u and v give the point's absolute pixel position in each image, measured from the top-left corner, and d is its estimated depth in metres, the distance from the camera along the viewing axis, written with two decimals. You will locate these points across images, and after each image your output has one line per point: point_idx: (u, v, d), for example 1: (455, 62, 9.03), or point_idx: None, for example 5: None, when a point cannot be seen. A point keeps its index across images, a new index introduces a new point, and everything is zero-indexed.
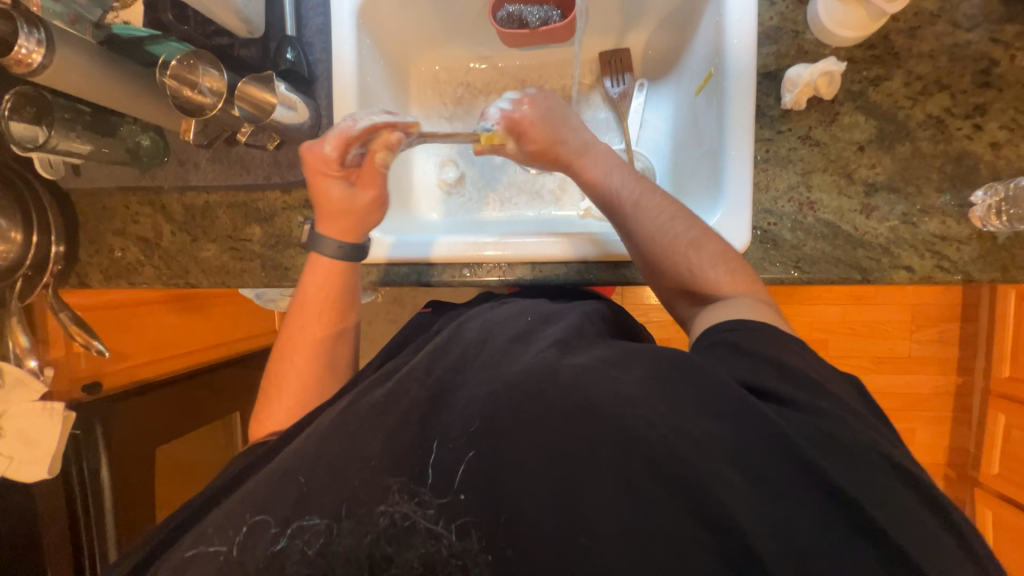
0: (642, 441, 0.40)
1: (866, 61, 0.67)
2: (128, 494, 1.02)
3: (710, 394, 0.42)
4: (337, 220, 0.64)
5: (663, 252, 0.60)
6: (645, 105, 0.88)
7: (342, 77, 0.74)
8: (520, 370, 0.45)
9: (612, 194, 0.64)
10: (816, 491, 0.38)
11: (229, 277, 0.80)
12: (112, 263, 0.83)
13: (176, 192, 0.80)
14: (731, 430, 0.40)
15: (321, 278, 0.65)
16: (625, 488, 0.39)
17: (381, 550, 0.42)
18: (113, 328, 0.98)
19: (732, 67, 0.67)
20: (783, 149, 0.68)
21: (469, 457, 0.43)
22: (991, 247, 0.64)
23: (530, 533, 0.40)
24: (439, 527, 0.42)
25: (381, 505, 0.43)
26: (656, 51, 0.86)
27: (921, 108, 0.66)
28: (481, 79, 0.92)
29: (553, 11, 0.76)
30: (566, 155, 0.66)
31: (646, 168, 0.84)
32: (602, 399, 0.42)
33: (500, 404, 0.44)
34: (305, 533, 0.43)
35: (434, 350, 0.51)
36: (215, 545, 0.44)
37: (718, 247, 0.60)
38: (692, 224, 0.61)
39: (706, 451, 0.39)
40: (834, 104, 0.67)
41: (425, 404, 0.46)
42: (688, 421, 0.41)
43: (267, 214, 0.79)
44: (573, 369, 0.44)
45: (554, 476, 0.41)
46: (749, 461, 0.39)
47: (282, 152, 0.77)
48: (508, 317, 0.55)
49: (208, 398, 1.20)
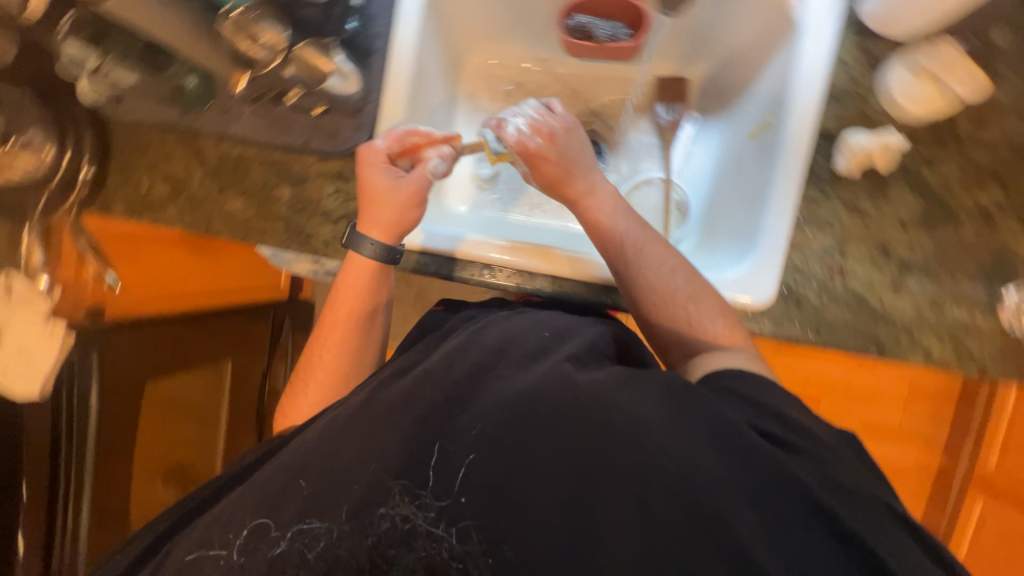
0: (655, 467, 0.41)
1: (927, 139, 0.66)
2: (114, 426, 1.00)
3: (730, 434, 0.43)
4: (377, 210, 0.66)
5: (662, 304, 0.62)
6: (693, 139, 0.88)
7: (400, 57, 0.73)
8: (534, 383, 0.46)
9: (615, 240, 0.65)
10: (823, 534, 0.40)
11: (250, 233, 0.79)
12: (137, 197, 0.82)
13: (213, 139, 0.80)
14: (745, 471, 0.42)
15: (354, 278, 0.68)
16: (639, 508, 0.40)
17: (381, 552, 0.43)
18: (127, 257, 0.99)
19: (791, 120, 0.66)
20: (825, 211, 0.67)
21: (471, 460, 0.43)
22: (1014, 346, 0.63)
23: (534, 541, 0.40)
24: (440, 530, 0.42)
25: (381, 508, 0.43)
26: (714, 86, 0.85)
27: (971, 197, 0.65)
28: (534, 81, 0.91)
29: (623, 29, 0.74)
30: (577, 190, 0.67)
31: (681, 201, 0.85)
32: (620, 419, 0.43)
33: (512, 413, 0.44)
34: (303, 538, 0.43)
35: (451, 352, 0.51)
36: (216, 550, 0.45)
37: (716, 302, 0.62)
38: (692, 276, 0.63)
39: (716, 482, 0.41)
40: (887, 177, 0.66)
41: (439, 410, 0.46)
42: (696, 452, 0.42)
43: (299, 177, 0.78)
44: (591, 385, 0.45)
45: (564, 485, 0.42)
46: (765, 502, 0.41)
47: (326, 119, 0.76)
48: (525, 329, 0.55)
49: (196, 337, 1.16)
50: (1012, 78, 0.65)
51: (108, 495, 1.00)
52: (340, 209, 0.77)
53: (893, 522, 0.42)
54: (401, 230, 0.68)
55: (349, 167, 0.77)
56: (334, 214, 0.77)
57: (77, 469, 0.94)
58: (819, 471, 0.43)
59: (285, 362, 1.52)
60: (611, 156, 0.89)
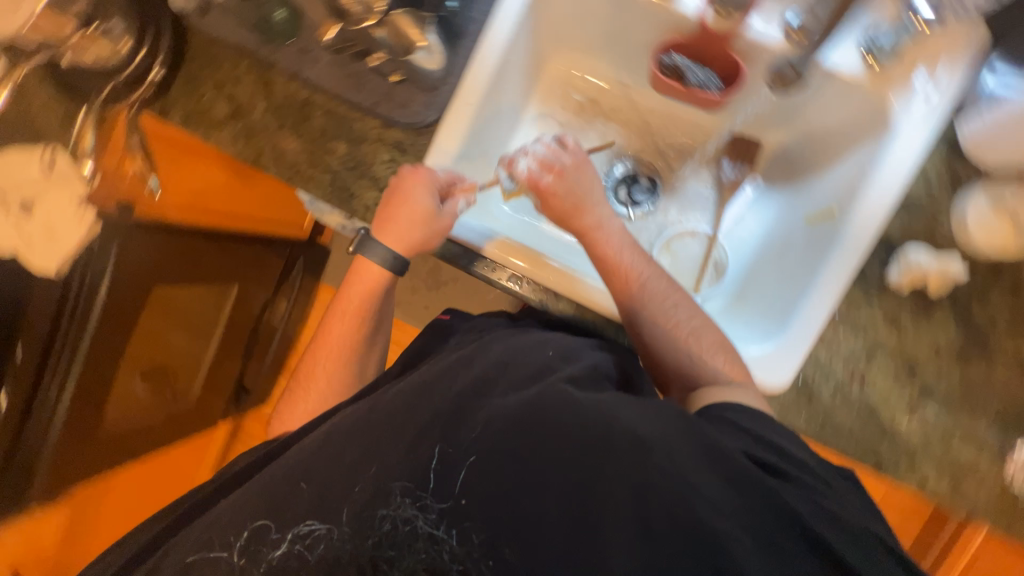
0: (654, 487, 0.45)
1: (985, 274, 0.64)
2: (108, 326, 0.94)
3: (724, 461, 0.46)
4: (402, 234, 0.70)
5: (666, 337, 0.64)
6: (750, 203, 0.85)
7: (489, 48, 0.72)
8: (536, 398, 0.50)
9: (621, 273, 0.67)
10: (816, 560, 0.44)
11: (295, 176, 0.79)
12: (196, 111, 0.82)
13: (285, 76, 0.80)
14: (738, 498, 0.45)
15: (366, 283, 0.75)
16: (641, 527, 0.44)
17: (382, 553, 0.50)
18: (171, 161, 1.01)
19: (858, 218, 0.65)
20: (864, 316, 0.66)
21: (472, 463, 0.49)
22: (1009, 498, 0.63)
23: (540, 539, 0.46)
24: (440, 531, 0.48)
25: (383, 509, 0.50)
26: (787, 158, 0.82)
27: (1012, 343, 0.64)
28: (609, 103, 0.89)
29: (714, 78, 0.72)
30: (592, 219, 0.69)
31: (718, 261, 0.82)
32: (620, 437, 0.46)
33: (517, 422, 0.49)
34: (302, 540, 0.52)
35: (450, 365, 0.57)
36: (217, 552, 0.54)
37: (718, 337, 0.65)
38: (695, 311, 0.66)
39: (716, 508, 0.44)
40: (934, 299, 0.65)
41: (440, 422, 0.52)
42: (699, 478, 0.45)
43: (358, 136, 0.78)
44: (592, 401, 0.49)
45: (568, 497, 0.46)
46: (760, 529, 0.44)
47: (400, 89, 0.75)
48: (529, 347, 0.58)
49: (211, 255, 1.16)
50: None
51: (94, 379, 0.96)
52: (389, 178, 0.77)
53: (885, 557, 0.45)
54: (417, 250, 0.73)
55: (408, 140, 0.77)
56: (382, 182, 0.77)
57: (68, 355, 0.89)
58: (815, 504, 0.46)
59: (286, 299, 1.58)
60: (663, 198, 0.88)
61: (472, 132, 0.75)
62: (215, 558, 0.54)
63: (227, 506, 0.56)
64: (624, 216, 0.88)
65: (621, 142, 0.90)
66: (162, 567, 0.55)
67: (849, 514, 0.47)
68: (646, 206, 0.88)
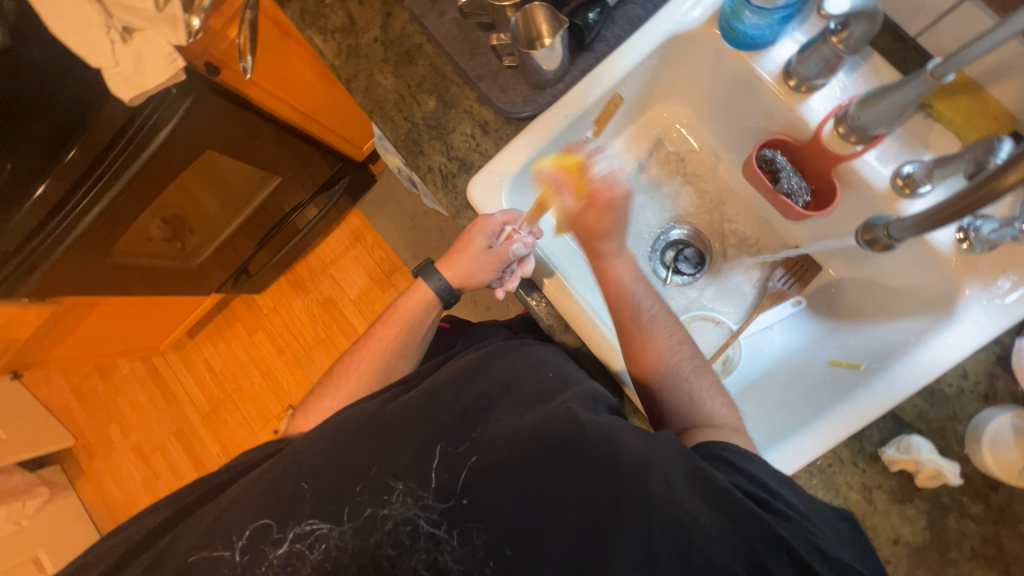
0: (654, 510, 0.48)
1: (975, 491, 0.62)
2: (170, 154, 0.96)
3: (717, 491, 0.48)
4: (456, 265, 0.75)
5: (668, 376, 0.65)
6: (785, 317, 0.83)
7: (607, 73, 0.72)
8: (540, 421, 0.54)
9: (632, 303, 0.70)
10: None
11: (378, 114, 0.79)
12: (314, 12, 0.82)
13: (408, 16, 0.80)
14: (729, 522, 0.47)
15: (410, 301, 0.78)
16: (644, 551, 0.47)
17: (382, 552, 0.50)
18: (273, 40, 1.02)
19: (880, 383, 0.63)
20: (841, 477, 0.65)
21: (473, 462, 0.53)
22: None
23: (541, 551, 0.49)
24: (440, 532, 0.50)
25: (384, 509, 0.52)
26: (840, 293, 0.80)
27: (971, 568, 0.62)
28: (693, 167, 0.88)
29: (806, 193, 0.72)
30: (604, 247, 0.71)
31: (729, 359, 0.81)
32: (627, 462, 0.50)
33: (526, 437, 0.53)
34: (304, 540, 0.52)
35: (462, 373, 0.62)
36: (219, 552, 0.53)
37: (713, 381, 0.67)
38: (695, 354, 0.68)
39: (711, 537, 0.47)
40: (915, 491, 0.64)
41: (446, 435, 0.55)
42: (702, 510, 0.48)
43: (450, 99, 0.78)
44: (596, 426, 0.53)
45: (575, 506, 0.50)
46: (752, 553, 0.47)
47: (506, 73, 0.75)
48: (528, 369, 0.63)
49: (268, 143, 1.20)
50: None
51: (124, 205, 0.97)
52: (461, 151, 0.77)
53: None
54: (467, 281, 0.76)
55: (494, 124, 0.77)
56: (453, 152, 0.77)
57: (120, 164, 0.91)
58: (811, 542, 0.48)
59: (318, 209, 1.57)
60: (704, 277, 0.87)
61: (553, 144, 0.74)
62: (218, 558, 0.53)
63: (228, 506, 0.55)
64: (661, 277, 0.87)
65: (688, 210, 0.89)
66: (159, 563, 0.54)
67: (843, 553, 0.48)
68: (687, 277, 0.87)
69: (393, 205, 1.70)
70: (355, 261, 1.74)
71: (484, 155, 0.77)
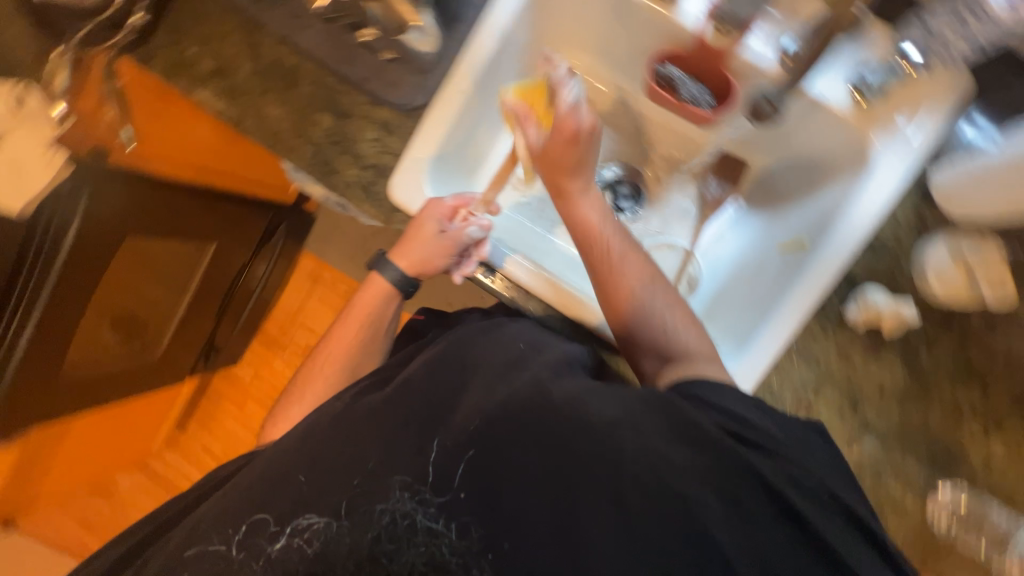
0: (625, 460, 0.51)
1: (936, 321, 0.66)
2: (87, 257, 0.90)
3: (690, 430, 0.51)
4: (410, 252, 0.74)
5: (643, 316, 0.65)
6: (729, 222, 0.86)
7: (485, 39, 0.71)
8: (513, 393, 0.56)
9: (600, 244, 0.68)
10: (781, 518, 0.49)
11: (277, 147, 0.77)
12: (179, 64, 0.78)
13: (274, 39, 0.77)
14: (699, 456, 0.50)
15: (370, 296, 0.77)
16: (618, 497, 0.50)
17: (382, 546, 0.53)
18: (156, 108, 0.97)
19: (825, 252, 0.66)
20: (817, 349, 0.68)
21: (468, 454, 0.54)
22: (926, 538, 0.65)
23: (528, 519, 0.51)
24: (439, 525, 0.52)
25: (381, 504, 0.54)
26: (772, 182, 0.83)
27: (951, 390, 0.66)
28: (603, 105, 0.88)
29: (706, 94, 0.72)
30: (570, 186, 0.69)
31: (692, 277, 0.83)
32: (595, 420, 0.53)
33: (506, 412, 0.55)
34: (303, 535, 0.55)
35: (434, 362, 0.61)
36: (215, 547, 0.57)
37: (689, 315, 0.67)
38: (666, 290, 0.67)
39: (683, 473, 0.50)
40: (885, 339, 0.67)
41: (421, 419, 0.57)
42: (671, 449, 0.51)
43: (345, 111, 0.76)
44: (563, 393, 0.55)
45: (544, 470, 0.52)
46: (724, 486, 0.49)
47: (390, 67, 0.74)
48: (496, 346, 0.61)
49: (200, 211, 1.11)
50: None
51: (60, 317, 0.92)
52: (372, 158, 0.75)
53: (838, 514, 0.49)
54: (422, 267, 0.76)
55: (395, 121, 0.75)
56: (364, 161, 0.76)
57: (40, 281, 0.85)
58: (783, 470, 0.50)
59: (266, 261, 1.53)
60: (646, 207, 0.88)
61: (458, 123, 0.74)
62: (214, 551, 0.57)
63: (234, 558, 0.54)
64: None
65: (610, 148, 0.90)
66: None
67: (816, 478, 0.50)
68: (630, 213, 0.88)
69: (340, 237, 1.65)
70: (321, 302, 1.69)
71: (395, 155, 0.75)
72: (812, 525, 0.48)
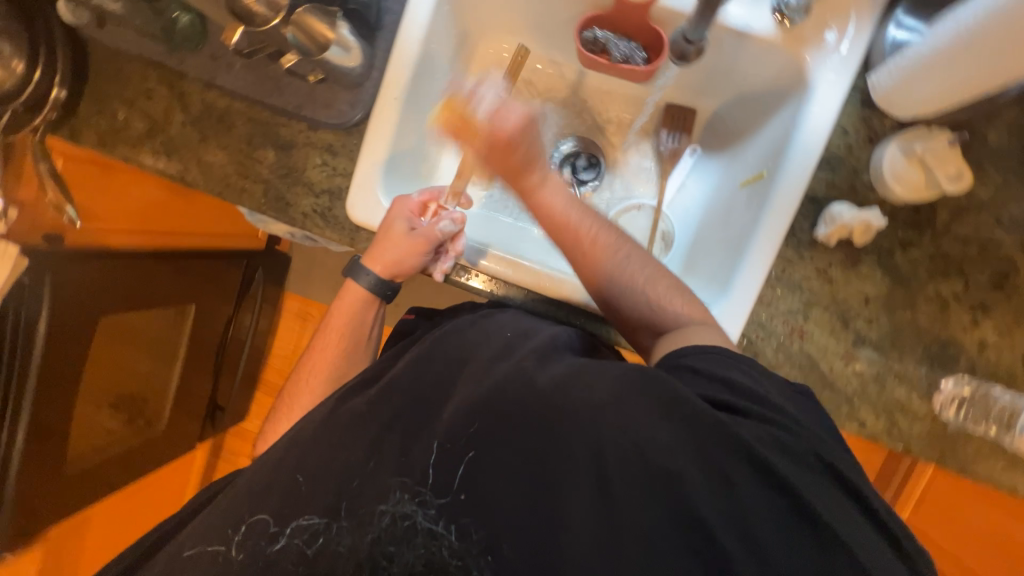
0: (608, 442, 0.47)
1: (905, 222, 0.67)
2: (64, 344, 0.88)
3: (678, 403, 0.48)
4: (383, 252, 0.70)
5: (623, 294, 0.64)
6: (690, 170, 0.86)
7: (407, 42, 0.70)
8: (501, 382, 0.52)
9: (568, 234, 0.64)
10: (768, 490, 0.45)
11: (227, 191, 0.76)
12: (110, 131, 0.77)
13: (199, 85, 0.76)
14: (685, 431, 0.47)
15: (347, 305, 0.73)
16: (598, 484, 0.46)
17: (382, 548, 0.49)
18: (91, 182, 0.96)
19: (783, 177, 0.66)
20: (798, 274, 0.68)
21: (469, 457, 0.50)
22: (939, 431, 0.66)
23: (515, 524, 0.47)
24: (439, 526, 0.48)
25: (382, 504, 0.50)
26: (722, 122, 0.83)
27: (933, 286, 0.66)
28: (543, 82, 0.88)
29: (639, 51, 0.73)
30: (529, 182, 0.63)
31: (666, 232, 0.83)
32: (575, 405, 0.49)
33: (496, 399, 0.51)
34: (303, 534, 0.51)
35: (418, 362, 0.58)
36: (217, 547, 0.54)
37: (673, 281, 0.65)
38: (646, 261, 0.65)
39: (666, 451, 0.46)
40: (860, 251, 0.67)
41: (405, 416, 0.54)
42: (656, 427, 0.47)
43: (286, 142, 0.75)
44: (549, 380, 0.52)
45: (529, 463, 0.48)
46: (707, 460, 0.46)
47: (321, 88, 0.74)
48: (485, 335, 0.60)
49: (167, 275, 1.09)
50: (994, 178, 0.66)
51: (47, 412, 0.90)
52: (323, 183, 0.75)
53: (824, 478, 0.47)
54: (397, 269, 0.71)
55: (338, 141, 0.75)
56: (316, 187, 0.75)
57: (20, 380, 0.82)
58: (770, 437, 0.48)
59: (250, 313, 1.47)
60: (607, 174, 0.88)
61: (400, 129, 0.73)
62: (214, 551, 0.54)
63: None
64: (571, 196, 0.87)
65: (560, 123, 0.89)
66: None
67: (801, 442, 0.48)
68: (592, 183, 0.87)
69: (321, 269, 1.63)
70: None
71: (346, 175, 0.74)
72: (801, 497, 0.45)
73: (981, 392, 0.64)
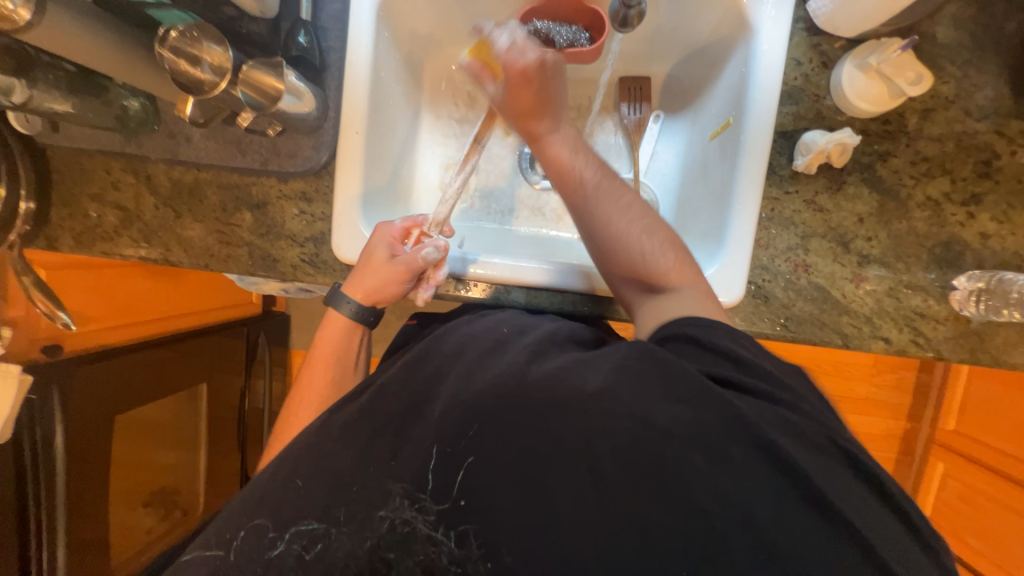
0: (606, 433, 0.41)
1: (878, 135, 0.67)
2: (85, 453, 0.88)
3: (681, 381, 0.43)
4: (362, 279, 0.68)
5: (617, 243, 0.59)
6: (658, 136, 0.87)
7: (355, 75, 0.71)
8: (495, 377, 0.47)
9: (575, 176, 0.61)
10: (772, 471, 0.39)
11: (213, 261, 0.76)
12: (86, 230, 0.77)
13: (163, 164, 0.76)
14: (691, 416, 0.41)
15: (335, 330, 0.70)
16: (592, 481, 0.40)
17: (381, 555, 0.43)
18: (78, 287, 0.93)
19: (750, 121, 0.67)
20: (787, 210, 0.68)
21: (469, 463, 0.43)
22: (964, 329, 0.66)
23: (503, 529, 0.41)
24: (439, 534, 0.43)
25: (380, 509, 0.44)
26: (678, 84, 0.84)
27: (922, 190, 0.67)
28: None
29: (582, 33, 0.74)
30: (537, 128, 0.62)
31: (650, 201, 0.83)
32: (568, 396, 0.44)
33: (488, 394, 0.45)
34: (303, 539, 0.45)
35: (409, 363, 0.53)
36: (210, 552, 0.48)
37: (668, 236, 0.60)
38: (643, 216, 0.60)
39: (668, 438, 0.40)
40: (842, 173, 0.68)
41: (396, 420, 0.48)
42: (652, 413, 0.42)
43: (260, 201, 0.75)
44: (542, 373, 0.46)
45: (521, 473, 0.42)
46: (707, 441, 0.40)
47: (282, 140, 0.74)
48: (484, 329, 0.57)
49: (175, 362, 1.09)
50: (953, 73, 0.67)
51: (84, 527, 0.89)
52: (305, 231, 0.75)
53: (833, 460, 0.41)
54: (378, 297, 0.69)
55: (311, 187, 0.75)
56: (299, 237, 0.75)
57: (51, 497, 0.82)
58: (775, 416, 0.42)
59: (261, 379, 1.43)
60: None
61: (369, 161, 0.74)
62: (212, 557, 0.47)
63: None
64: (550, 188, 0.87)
65: None
66: None
67: (807, 423, 0.43)
68: None
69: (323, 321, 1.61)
70: None
71: (325, 217, 0.75)
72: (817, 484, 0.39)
73: (997, 281, 0.63)
